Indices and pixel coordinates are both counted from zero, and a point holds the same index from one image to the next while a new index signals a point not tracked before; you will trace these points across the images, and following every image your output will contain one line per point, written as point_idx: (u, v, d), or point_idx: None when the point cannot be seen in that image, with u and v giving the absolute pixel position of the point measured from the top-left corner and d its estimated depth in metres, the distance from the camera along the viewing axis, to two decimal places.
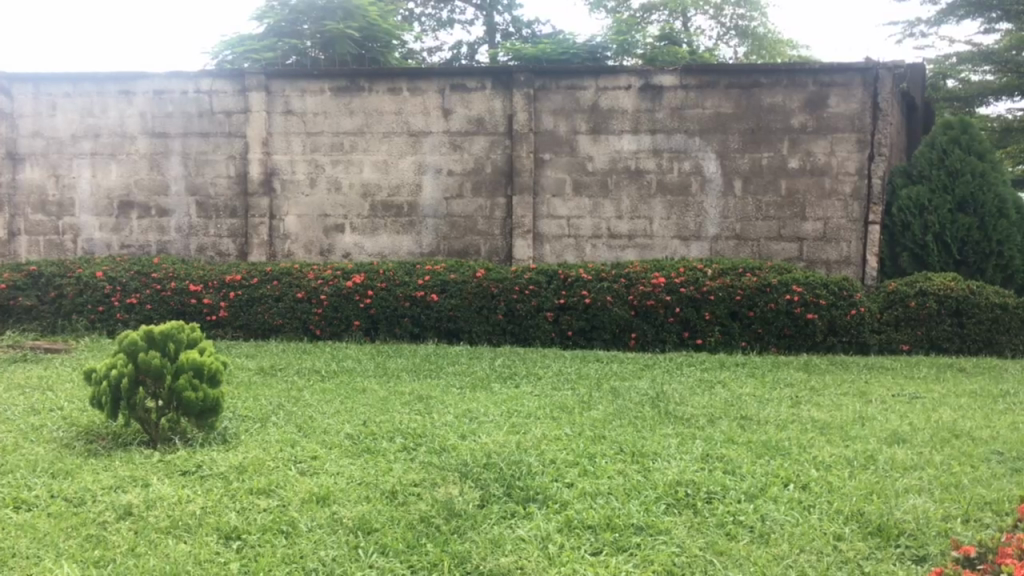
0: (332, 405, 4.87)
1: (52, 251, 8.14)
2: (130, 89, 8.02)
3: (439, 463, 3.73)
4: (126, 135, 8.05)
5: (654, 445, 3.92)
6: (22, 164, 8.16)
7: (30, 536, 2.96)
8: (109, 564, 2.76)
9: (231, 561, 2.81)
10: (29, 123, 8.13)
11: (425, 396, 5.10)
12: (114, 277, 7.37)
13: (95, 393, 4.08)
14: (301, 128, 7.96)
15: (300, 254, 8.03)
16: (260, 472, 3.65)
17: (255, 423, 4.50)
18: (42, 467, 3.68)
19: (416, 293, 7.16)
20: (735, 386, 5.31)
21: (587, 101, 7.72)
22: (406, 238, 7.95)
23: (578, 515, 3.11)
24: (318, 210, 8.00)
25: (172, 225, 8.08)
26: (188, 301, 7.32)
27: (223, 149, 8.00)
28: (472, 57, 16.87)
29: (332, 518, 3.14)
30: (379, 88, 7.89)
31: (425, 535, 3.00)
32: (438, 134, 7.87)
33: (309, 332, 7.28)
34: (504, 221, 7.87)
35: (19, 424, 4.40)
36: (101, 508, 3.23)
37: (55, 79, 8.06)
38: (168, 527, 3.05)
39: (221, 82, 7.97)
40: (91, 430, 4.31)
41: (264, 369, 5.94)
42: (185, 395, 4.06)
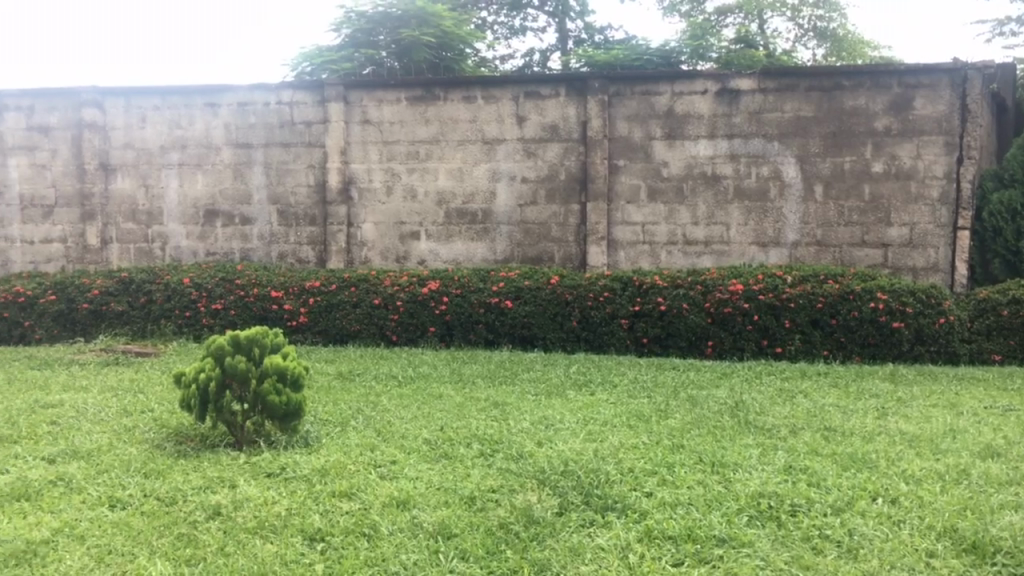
0: (410, 411, 4.94)
1: (142, 259, 8.44)
2: (215, 101, 8.27)
3: (517, 470, 3.74)
4: (212, 146, 8.31)
5: (734, 456, 3.85)
6: (114, 174, 8.45)
7: (126, 533, 3.07)
8: (201, 562, 2.85)
9: (317, 562, 2.88)
10: (120, 135, 8.42)
11: (500, 403, 5.13)
12: (201, 283, 7.62)
13: (185, 396, 4.22)
14: (378, 137, 8.10)
15: (377, 261, 8.16)
16: (342, 475, 3.72)
17: (336, 427, 4.60)
18: (135, 467, 3.81)
19: (491, 299, 7.20)
20: (816, 397, 5.19)
21: (662, 107, 7.66)
22: (480, 245, 8.02)
23: (658, 525, 3.09)
24: (395, 217, 8.12)
25: (255, 233, 8.30)
26: (270, 307, 7.50)
27: (303, 158, 8.19)
28: (544, 64, 16.90)
29: (413, 522, 3.18)
30: (454, 96, 7.98)
31: (505, 542, 3.01)
32: (513, 142, 7.91)
33: (386, 338, 7.39)
34: (578, 228, 7.86)
35: (115, 425, 4.57)
36: (191, 507, 3.33)
37: (145, 92, 8.35)
38: (256, 528, 3.13)
39: (301, 93, 8.16)
40: (181, 431, 4.47)
41: (343, 374, 6.05)
42: (269, 399, 4.16)
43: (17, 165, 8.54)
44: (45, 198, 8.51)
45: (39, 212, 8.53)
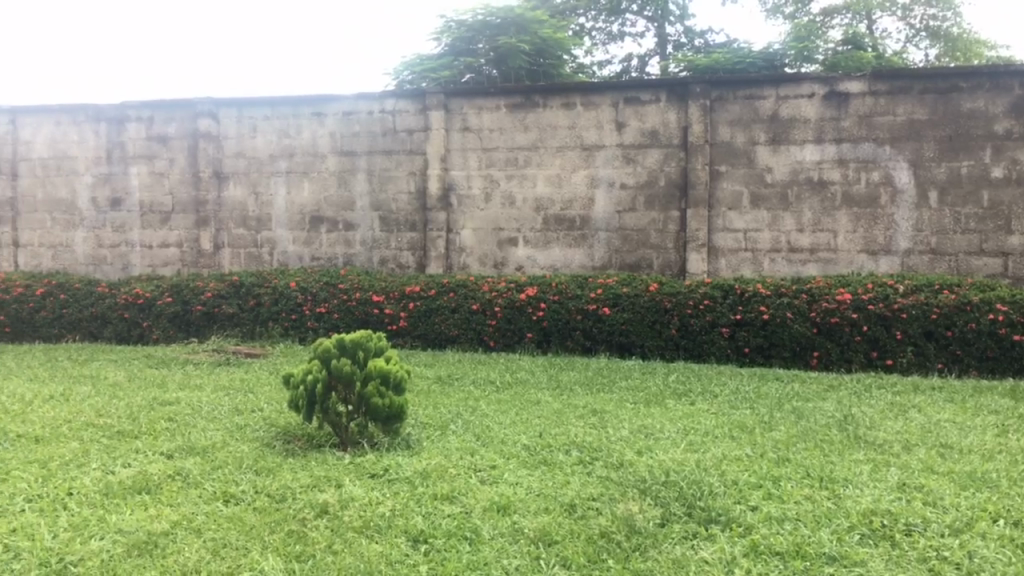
0: (509, 416, 4.96)
1: (251, 263, 8.77)
2: (321, 111, 8.53)
3: (617, 479, 3.71)
4: (318, 154, 8.57)
5: (843, 471, 3.73)
6: (226, 182, 8.81)
7: (240, 528, 3.18)
8: (310, 559, 2.93)
9: (420, 563, 2.92)
10: (233, 144, 8.77)
11: (599, 410, 5.10)
12: (306, 287, 7.86)
13: (293, 396, 4.37)
14: (477, 144, 8.19)
15: (476, 266, 8.24)
16: (444, 479, 3.77)
17: (436, 430, 4.67)
18: (247, 464, 3.96)
19: (589, 306, 7.17)
20: (931, 412, 4.97)
21: (767, 111, 7.50)
22: (578, 251, 8.00)
23: (764, 540, 3.02)
24: (493, 224, 8.19)
25: (357, 239, 8.51)
26: (372, 311, 7.68)
27: (405, 165, 8.36)
28: (642, 69, 16.79)
29: (514, 527, 3.20)
30: (553, 103, 8.01)
31: (607, 551, 3.00)
32: (612, 148, 7.87)
33: (483, 343, 7.46)
34: (678, 234, 7.76)
35: (227, 423, 4.76)
36: (300, 505, 3.44)
37: (256, 103, 8.67)
38: (362, 527, 3.21)
39: (404, 102, 8.33)
40: (289, 431, 4.61)
41: (442, 378, 6.13)
42: (373, 401, 4.26)
43: (137, 173, 8.98)
44: (163, 205, 8.93)
45: (156, 218, 8.95)
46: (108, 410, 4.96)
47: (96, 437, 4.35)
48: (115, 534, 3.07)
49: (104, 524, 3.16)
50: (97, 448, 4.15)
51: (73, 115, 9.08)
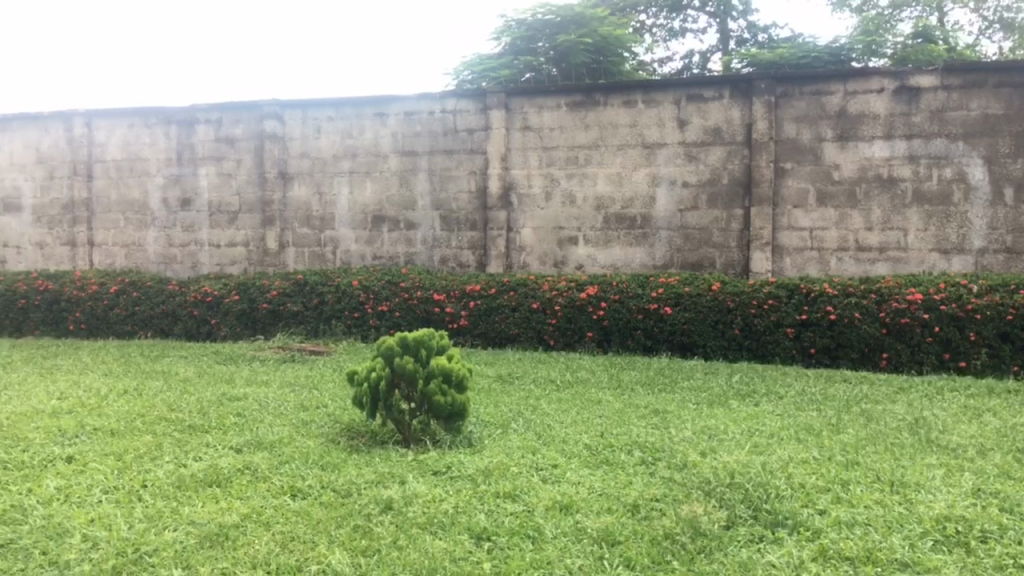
0: (570, 416, 4.95)
1: (315, 262, 8.91)
2: (383, 111, 8.63)
3: (680, 480, 3.68)
4: (380, 154, 8.67)
5: (915, 476, 3.63)
6: (291, 182, 8.97)
7: (308, 522, 3.24)
8: (375, 553, 2.97)
9: (483, 560, 2.93)
10: (297, 145, 8.92)
11: (661, 410, 5.06)
12: (368, 285, 7.96)
13: (357, 393, 4.44)
14: (538, 143, 8.20)
15: (536, 265, 8.25)
16: (506, 477, 3.79)
17: (497, 429, 4.69)
18: (314, 459, 4.03)
19: (650, 305, 7.12)
20: (1007, 416, 4.80)
21: (834, 107, 7.34)
22: (639, 250, 7.95)
23: (833, 545, 2.95)
24: (554, 222, 8.18)
25: (418, 238, 8.59)
26: (433, 309, 7.75)
27: (466, 164, 8.40)
28: (704, 66, 16.60)
29: (577, 526, 3.19)
30: (615, 101, 7.96)
31: (671, 553, 2.97)
32: (674, 146, 7.80)
33: (544, 342, 7.46)
34: (741, 233, 7.65)
35: (294, 418, 4.85)
36: (365, 500, 3.48)
37: (320, 104, 8.81)
38: (425, 523, 3.23)
39: (465, 101, 8.38)
40: (353, 427, 4.68)
41: (503, 376, 6.15)
42: (436, 399, 4.30)
43: (206, 173, 9.20)
44: (230, 205, 9.14)
45: (224, 218, 9.17)
46: (179, 405, 5.09)
47: (168, 431, 4.47)
48: (188, 525, 3.15)
49: (177, 515, 3.24)
50: (170, 442, 4.27)
51: (145, 118, 9.35)
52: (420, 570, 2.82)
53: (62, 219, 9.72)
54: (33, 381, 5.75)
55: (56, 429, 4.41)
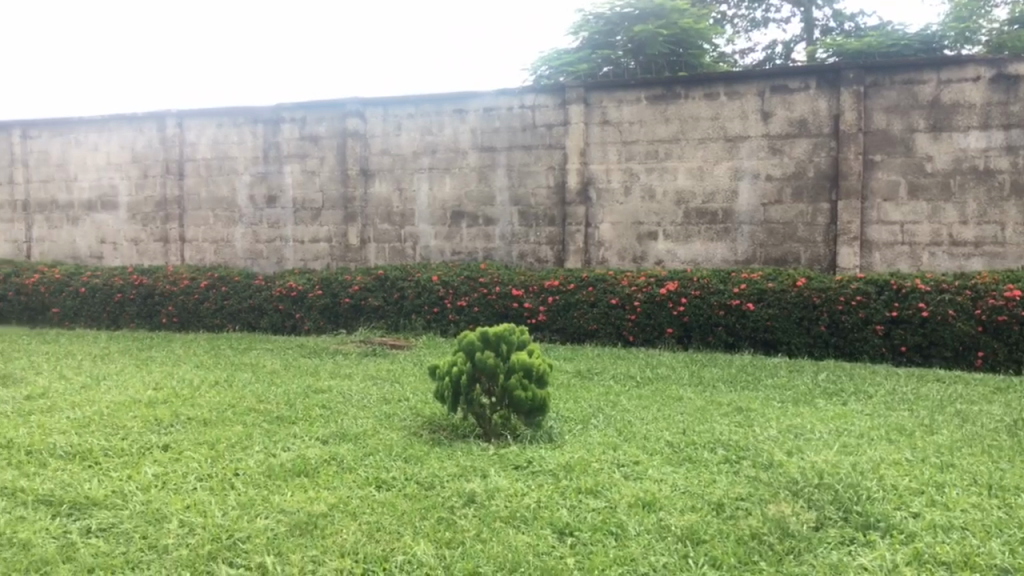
0: (651, 412, 4.90)
1: (395, 257, 9.04)
2: (463, 108, 8.69)
3: (766, 479, 3.61)
4: (460, 150, 8.73)
5: (1015, 479, 3.49)
6: (372, 179, 9.12)
7: (393, 512, 3.29)
8: (460, 545, 3.00)
9: (567, 555, 2.93)
10: (378, 142, 9.06)
11: (744, 408, 4.96)
12: (448, 280, 8.03)
13: (439, 387, 4.47)
14: (617, 138, 8.14)
15: (615, 261, 8.20)
16: (587, 472, 3.77)
17: (577, 424, 4.68)
18: (397, 451, 4.09)
19: (732, 301, 7.00)
20: None
21: (926, 96, 7.10)
22: (721, 245, 7.82)
23: (928, 549, 2.85)
24: (633, 217, 8.12)
25: (497, 233, 8.63)
26: (512, 304, 7.77)
27: (544, 160, 8.40)
28: (787, 56, 16.23)
29: (660, 524, 3.16)
30: (696, 94, 7.85)
31: (758, 553, 2.92)
32: (757, 139, 7.64)
33: (623, 338, 7.41)
34: (827, 227, 7.45)
35: (377, 411, 4.94)
36: (449, 493, 3.52)
37: (401, 102, 8.93)
38: (509, 517, 3.25)
39: (543, 97, 8.38)
40: (434, 421, 4.73)
41: (582, 372, 6.13)
42: (516, 394, 4.31)
43: (290, 171, 9.42)
44: (314, 202, 9.34)
45: (308, 214, 9.37)
46: (267, 396, 5.23)
47: (257, 422, 4.60)
48: (278, 513, 3.24)
49: (268, 504, 3.33)
50: (259, 432, 4.39)
51: (233, 117, 9.63)
52: (504, 563, 2.84)
53: (156, 216, 10.09)
54: (131, 371, 5.99)
55: (152, 418, 4.58)
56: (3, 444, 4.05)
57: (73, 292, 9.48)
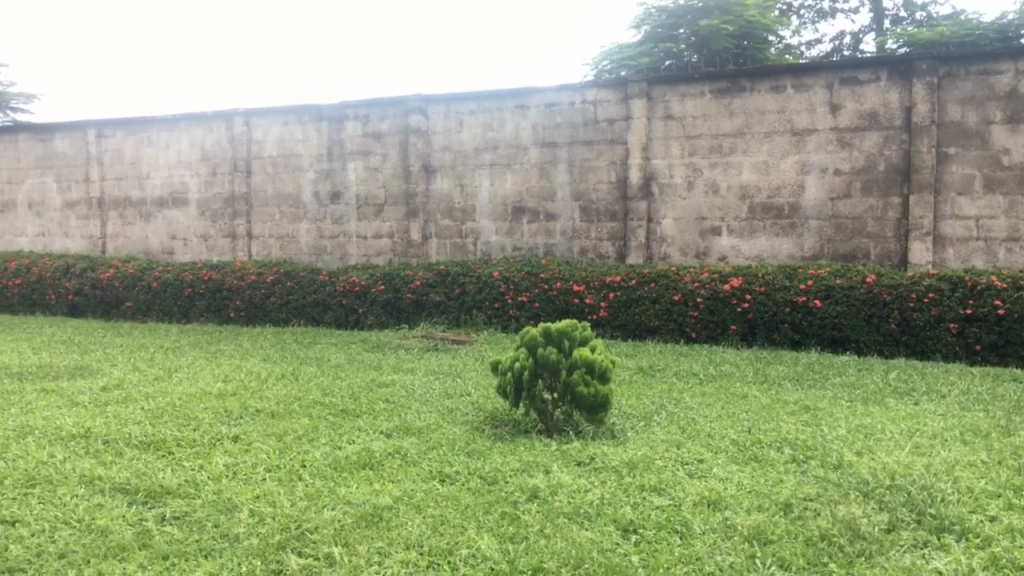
0: (715, 410, 4.84)
1: (457, 253, 9.10)
2: (524, 103, 8.69)
3: (835, 479, 3.54)
4: (521, 146, 8.74)
5: None
6: (434, 175, 9.18)
7: (457, 506, 3.31)
8: (523, 540, 3.00)
9: (631, 553, 2.91)
10: (440, 138, 9.12)
11: (811, 407, 4.87)
12: (509, 276, 8.05)
13: (501, 382, 4.49)
14: (681, 132, 8.05)
15: (677, 257, 8.11)
16: (651, 470, 3.75)
17: (640, 421, 4.64)
18: (460, 446, 4.11)
19: (799, 298, 6.87)
20: None
21: (1004, 87, 6.89)
22: (787, 241, 7.67)
23: (1007, 553, 2.77)
24: (696, 213, 8.02)
25: (558, 229, 8.61)
26: (573, 300, 7.76)
27: (606, 155, 8.36)
28: (855, 47, 15.86)
29: (726, 523, 3.12)
30: (762, 87, 7.72)
31: (827, 555, 2.86)
32: (826, 132, 7.48)
33: (685, 335, 7.33)
34: (898, 222, 7.26)
35: (439, 405, 4.98)
36: (512, 488, 3.53)
37: (462, 98, 8.97)
38: (572, 513, 3.24)
39: (605, 92, 8.33)
40: (496, 416, 4.74)
41: (644, 369, 6.09)
42: (579, 390, 4.30)
43: (354, 168, 9.54)
44: (377, 198, 9.45)
45: (371, 211, 9.48)
46: (332, 390, 5.31)
47: (323, 414, 4.68)
48: (344, 505, 3.28)
49: (335, 495, 3.39)
50: (325, 425, 4.46)
51: (299, 115, 9.79)
52: (568, 559, 2.83)
53: (224, 213, 10.33)
54: (201, 364, 6.15)
55: (222, 409, 4.70)
56: (82, 433, 4.20)
57: (146, 286, 9.76)
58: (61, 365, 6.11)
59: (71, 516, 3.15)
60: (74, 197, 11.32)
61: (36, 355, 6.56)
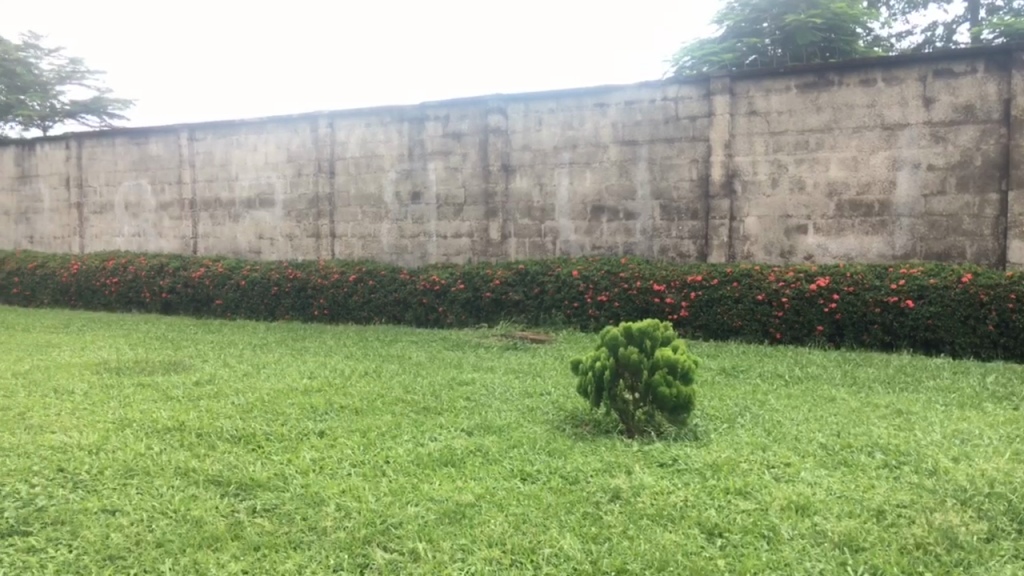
0: (801, 413, 4.72)
1: (536, 252, 9.10)
2: (605, 101, 8.65)
3: (931, 486, 3.40)
4: (600, 145, 8.70)
5: None
6: (513, 174, 9.21)
7: (538, 505, 3.31)
8: (606, 541, 2.98)
9: (717, 557, 2.85)
10: (520, 138, 9.14)
11: (904, 411, 4.70)
12: (588, 275, 8.01)
13: (582, 382, 4.48)
14: (765, 128, 7.87)
15: (761, 255, 7.94)
16: (736, 473, 3.67)
17: (723, 423, 4.56)
18: (541, 445, 4.11)
19: (889, 298, 6.64)
20: None
21: None
22: (877, 239, 7.43)
23: None
24: (781, 210, 7.84)
25: (638, 228, 8.53)
26: (653, 300, 7.67)
27: (687, 152, 8.24)
28: (949, 39, 15.29)
29: (815, 529, 3.04)
30: (850, 81, 7.49)
31: (923, 563, 2.75)
32: (918, 126, 7.22)
33: (769, 335, 7.17)
34: (996, 220, 6.96)
35: (520, 404, 4.99)
36: (593, 487, 3.51)
37: (542, 97, 8.97)
38: (656, 515, 3.20)
39: (687, 88, 8.22)
40: (577, 416, 4.72)
41: (726, 370, 5.98)
42: (660, 390, 4.24)
43: (434, 168, 9.64)
44: (456, 197, 9.53)
45: (450, 210, 9.57)
46: (415, 387, 5.38)
47: (406, 411, 4.74)
48: (427, 501, 3.32)
49: (418, 491, 3.43)
50: (408, 422, 4.52)
51: (381, 117, 9.95)
52: (652, 562, 2.79)
53: (309, 213, 10.57)
54: (288, 361, 6.30)
55: (308, 405, 4.80)
56: (177, 426, 4.35)
57: (235, 284, 10.07)
58: (156, 360, 6.34)
59: (168, 507, 3.27)
60: (167, 198, 11.75)
61: (133, 351, 6.83)
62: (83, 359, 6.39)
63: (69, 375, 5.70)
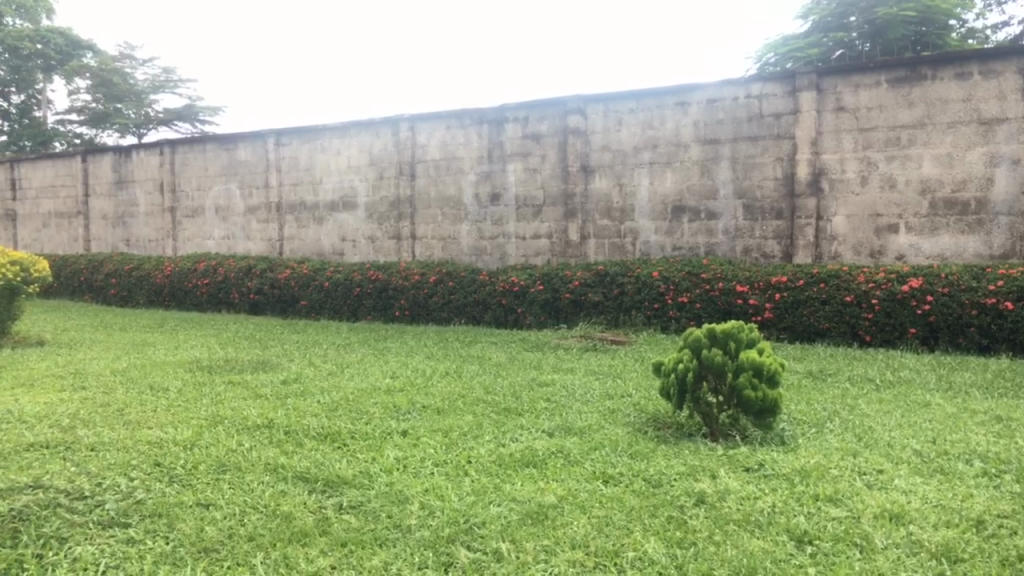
0: (894, 418, 4.56)
1: (616, 253, 9.04)
2: (685, 100, 8.53)
3: None
4: (681, 144, 8.58)
5: None
6: (593, 175, 9.17)
7: (621, 508, 3.28)
8: (691, 546, 2.93)
9: (807, 564, 2.77)
10: (599, 138, 9.10)
11: (1004, 417, 4.49)
12: (669, 276, 7.91)
13: (665, 384, 4.42)
14: (853, 125, 7.63)
15: (849, 256, 7.72)
16: (825, 479, 3.57)
17: (811, 427, 4.44)
18: (623, 447, 4.07)
19: (987, 299, 6.38)
20: None
21: None
22: (973, 238, 7.15)
23: None
24: (871, 209, 7.60)
25: (720, 228, 8.39)
26: (736, 301, 7.53)
27: (771, 151, 8.06)
28: None
29: (910, 538, 2.93)
30: (944, 74, 7.22)
31: None
32: (1018, 120, 6.94)
33: (858, 337, 6.95)
34: None
35: (600, 406, 4.95)
36: (677, 491, 3.45)
37: (622, 97, 8.92)
38: (742, 520, 3.14)
39: (771, 85, 8.05)
40: (659, 419, 4.66)
41: (813, 373, 5.82)
42: (745, 393, 4.15)
43: (513, 169, 9.67)
44: (535, 198, 9.53)
45: (530, 211, 9.58)
46: (495, 388, 5.40)
47: (486, 411, 4.77)
48: (510, 501, 3.33)
49: (501, 492, 3.44)
50: (489, 422, 4.54)
51: (460, 119, 10.03)
52: (739, 569, 2.73)
53: (390, 216, 10.73)
54: (371, 361, 6.41)
55: (391, 404, 4.88)
56: (266, 424, 4.47)
57: (318, 285, 10.29)
58: (244, 359, 6.54)
59: (259, 502, 3.35)
60: (255, 202, 12.09)
61: (224, 350, 7.06)
62: (176, 358, 6.62)
63: (164, 373, 5.92)
